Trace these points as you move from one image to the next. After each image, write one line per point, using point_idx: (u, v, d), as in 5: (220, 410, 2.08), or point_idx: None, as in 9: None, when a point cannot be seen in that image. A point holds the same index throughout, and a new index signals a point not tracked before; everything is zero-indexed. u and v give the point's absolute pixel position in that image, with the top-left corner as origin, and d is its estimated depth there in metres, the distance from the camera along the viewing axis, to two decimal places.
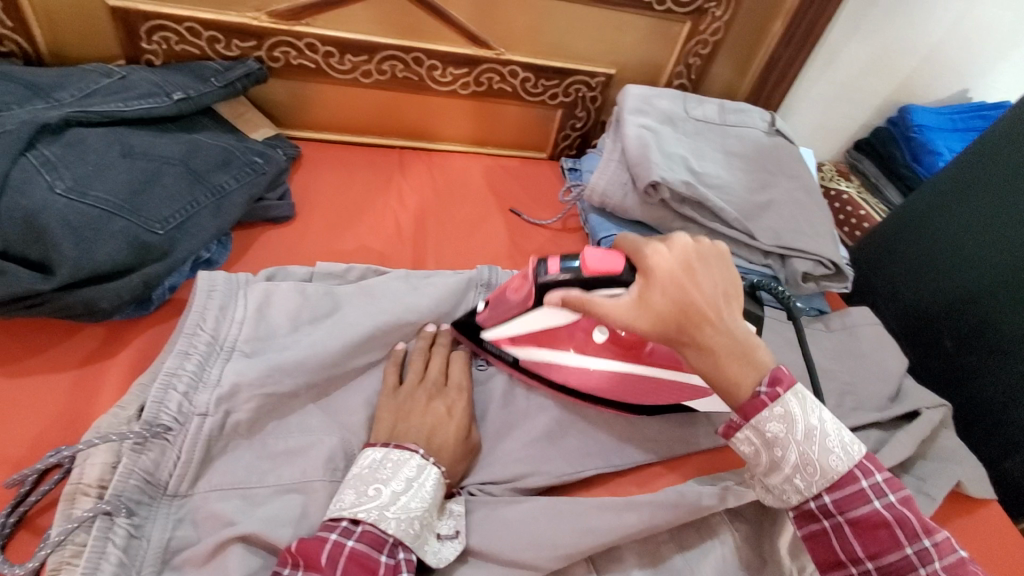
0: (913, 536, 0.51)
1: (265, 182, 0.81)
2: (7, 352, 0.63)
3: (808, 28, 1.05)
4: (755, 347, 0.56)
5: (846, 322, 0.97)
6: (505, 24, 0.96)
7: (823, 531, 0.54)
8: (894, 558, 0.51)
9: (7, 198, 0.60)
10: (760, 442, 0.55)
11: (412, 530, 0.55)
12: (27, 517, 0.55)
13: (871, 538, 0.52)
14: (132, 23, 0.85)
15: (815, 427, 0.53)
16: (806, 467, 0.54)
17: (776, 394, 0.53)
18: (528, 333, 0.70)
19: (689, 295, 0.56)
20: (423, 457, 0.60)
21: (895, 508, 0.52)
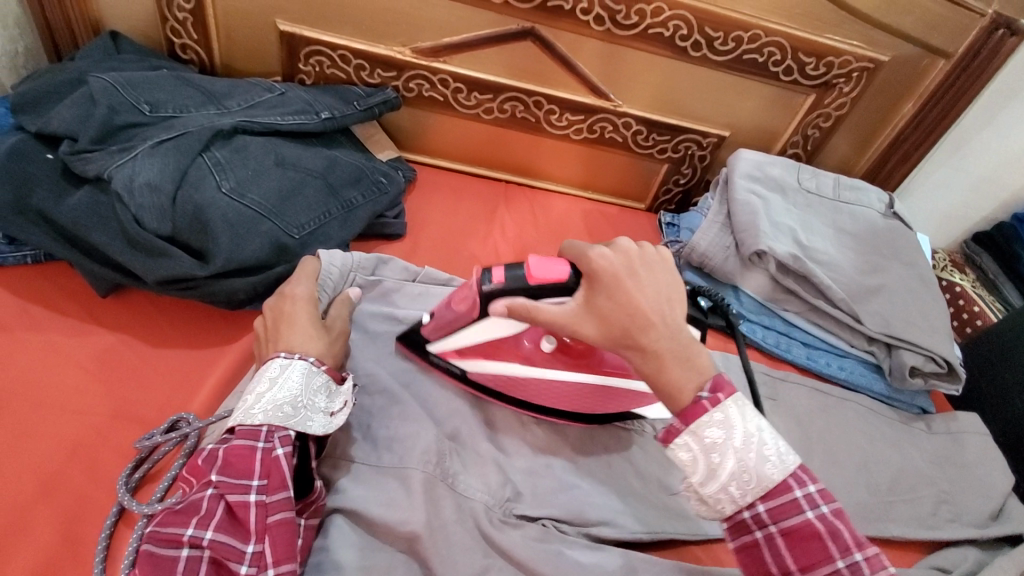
0: (845, 549, 0.49)
1: (386, 201, 0.87)
2: (155, 322, 0.70)
3: (942, 112, 1.03)
4: (696, 352, 0.55)
5: (953, 426, 0.89)
6: (629, 79, 0.99)
7: (755, 542, 0.51)
8: (825, 571, 0.49)
9: (184, 192, 0.69)
10: (700, 449, 0.52)
11: (282, 413, 0.57)
12: (153, 470, 0.60)
13: (802, 550, 0.50)
14: (294, 46, 0.95)
15: (755, 434, 0.52)
16: (742, 476, 0.51)
17: (717, 399, 0.52)
18: (474, 345, 0.68)
19: (630, 300, 0.55)
20: (285, 356, 0.61)
21: (829, 521, 0.50)
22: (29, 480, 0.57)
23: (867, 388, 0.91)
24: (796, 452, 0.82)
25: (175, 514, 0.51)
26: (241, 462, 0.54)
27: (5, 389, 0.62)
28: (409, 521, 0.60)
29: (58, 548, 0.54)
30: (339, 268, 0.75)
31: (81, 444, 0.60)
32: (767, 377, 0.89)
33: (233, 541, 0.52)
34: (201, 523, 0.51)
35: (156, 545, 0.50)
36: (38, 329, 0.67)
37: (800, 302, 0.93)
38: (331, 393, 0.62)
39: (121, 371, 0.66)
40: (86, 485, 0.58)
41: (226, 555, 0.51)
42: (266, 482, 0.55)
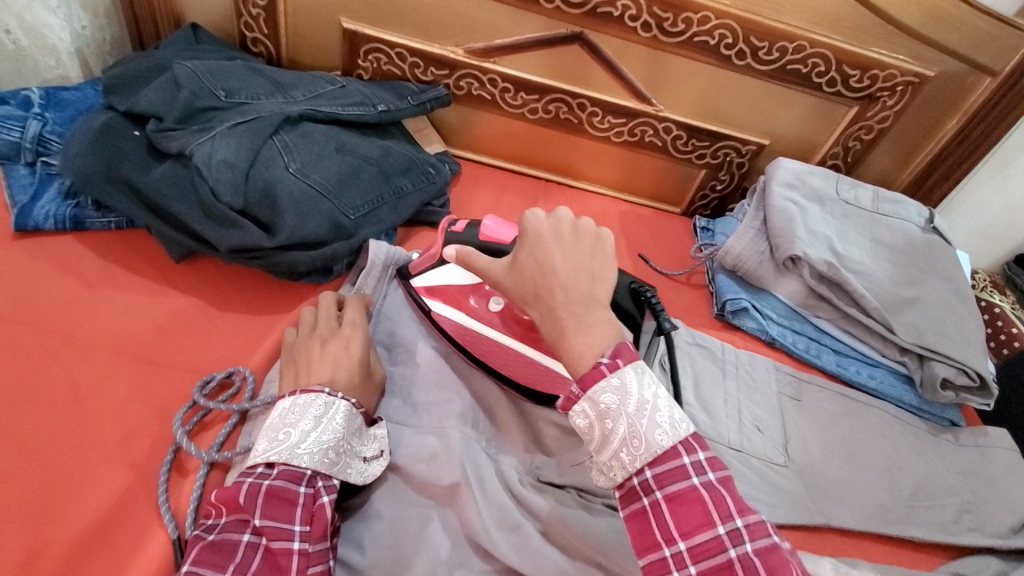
0: (726, 516, 0.47)
1: (434, 190, 0.91)
2: (221, 289, 0.76)
3: (986, 130, 1.02)
4: (603, 320, 0.53)
5: (983, 442, 0.89)
6: (671, 85, 1.02)
7: (643, 510, 0.49)
8: (704, 537, 0.47)
9: (257, 170, 0.76)
10: (595, 415, 0.50)
11: (327, 458, 0.58)
12: (206, 419, 0.66)
13: (684, 515, 0.48)
14: (356, 43, 1.01)
15: (649, 401, 0.50)
16: (631, 441, 0.49)
17: (614, 365, 0.50)
18: (443, 287, 0.76)
19: (546, 260, 0.55)
20: (329, 395, 0.62)
21: (713, 488, 0.48)
22: (108, 419, 0.63)
23: (896, 398, 0.91)
24: (818, 451, 0.83)
25: (212, 556, 0.51)
26: (284, 505, 0.55)
27: (89, 339, 0.68)
28: (447, 479, 0.64)
29: (133, 482, 0.60)
30: (382, 261, 0.80)
31: (154, 391, 0.66)
32: (793, 378, 0.90)
33: None
34: (239, 570, 0.51)
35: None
36: (118, 288, 0.73)
37: (832, 309, 0.94)
38: (366, 436, 0.64)
39: (189, 330, 0.72)
40: (159, 425, 0.64)
41: None
42: (309, 530, 0.55)
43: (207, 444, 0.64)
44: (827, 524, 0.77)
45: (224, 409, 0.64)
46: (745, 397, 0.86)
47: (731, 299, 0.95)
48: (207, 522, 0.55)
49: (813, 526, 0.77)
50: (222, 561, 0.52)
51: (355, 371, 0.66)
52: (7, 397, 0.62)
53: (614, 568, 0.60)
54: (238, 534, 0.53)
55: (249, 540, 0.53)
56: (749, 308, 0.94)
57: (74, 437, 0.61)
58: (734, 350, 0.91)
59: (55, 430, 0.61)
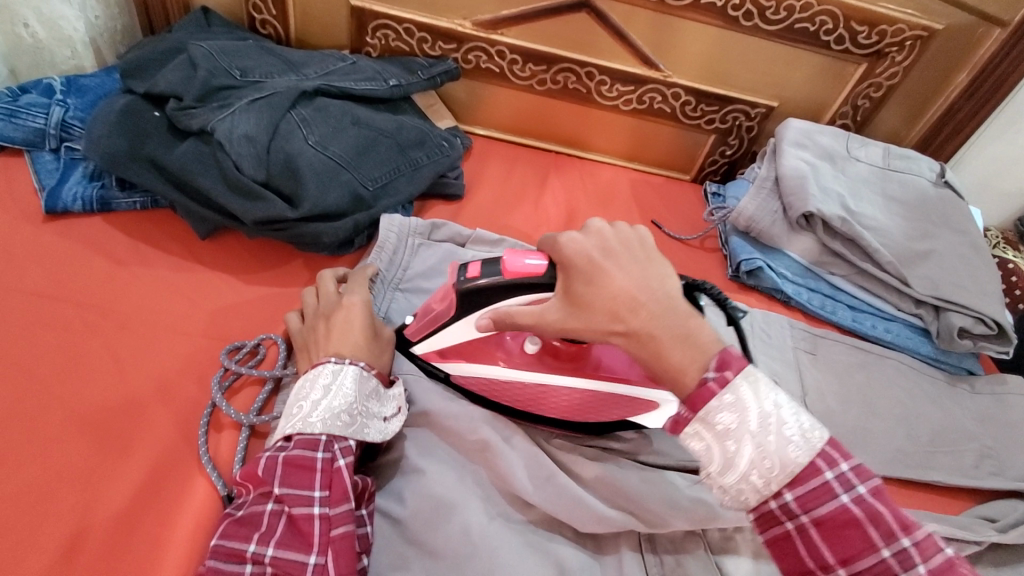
0: (890, 536, 0.46)
1: (449, 162, 0.92)
2: (246, 263, 0.78)
3: (997, 82, 1.02)
4: (697, 328, 0.52)
5: (1000, 389, 0.90)
6: (679, 49, 1.02)
7: (787, 535, 0.49)
8: (869, 562, 0.46)
9: (278, 143, 0.78)
10: (711, 437, 0.50)
11: (341, 421, 0.59)
12: (236, 384, 0.68)
13: (838, 539, 0.47)
14: (364, 20, 1.01)
15: (771, 413, 0.49)
16: (764, 462, 0.48)
17: (725, 379, 0.49)
18: (455, 345, 0.68)
19: (609, 282, 0.53)
20: (336, 362, 0.62)
21: (866, 503, 0.47)
22: (150, 386, 0.65)
23: (913, 349, 0.93)
24: (837, 403, 0.84)
25: (238, 527, 0.54)
26: (301, 473, 0.56)
27: (125, 313, 0.70)
28: (481, 429, 0.66)
29: (178, 443, 0.62)
30: (397, 234, 0.81)
31: (191, 360, 0.68)
32: (808, 334, 0.92)
33: (297, 554, 0.53)
34: (264, 539, 0.53)
35: (220, 559, 0.52)
36: (149, 264, 0.75)
37: (847, 266, 0.95)
38: (383, 397, 0.64)
39: (221, 302, 0.74)
40: (199, 391, 0.66)
41: (290, 568, 0.52)
42: (328, 494, 0.56)
43: (244, 407, 0.66)
44: None
45: (259, 374, 0.67)
46: (762, 353, 0.87)
47: (745, 259, 0.96)
48: (239, 499, 0.58)
49: None
50: (249, 533, 0.54)
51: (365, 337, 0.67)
52: (53, 368, 0.64)
53: (648, 517, 0.62)
54: (262, 505, 0.55)
55: (271, 510, 0.55)
56: (764, 268, 0.95)
57: (119, 405, 0.63)
58: (749, 309, 0.92)
59: (99, 397, 0.63)
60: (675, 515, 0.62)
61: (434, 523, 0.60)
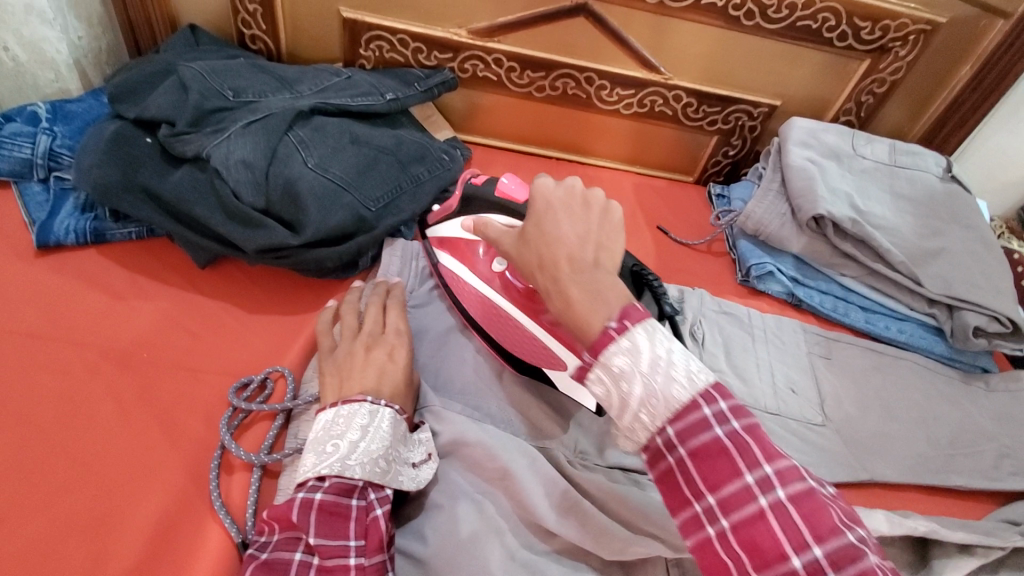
0: (754, 464, 0.44)
1: (450, 176, 0.89)
2: (249, 293, 0.76)
3: (1002, 73, 1.00)
4: (610, 287, 0.50)
5: (1015, 386, 0.89)
6: (679, 51, 1.00)
7: (669, 469, 0.46)
8: (733, 489, 0.44)
9: (276, 168, 0.76)
10: (611, 381, 0.47)
11: (378, 468, 0.58)
12: (246, 420, 0.66)
13: (711, 471, 0.45)
14: (357, 32, 0.99)
15: (664, 356, 0.47)
16: (650, 401, 0.46)
17: (623, 327, 0.47)
18: (450, 238, 0.77)
19: (553, 229, 0.54)
20: (372, 403, 0.61)
21: (738, 437, 0.45)
22: (157, 428, 0.63)
23: (927, 350, 0.92)
24: (853, 407, 0.83)
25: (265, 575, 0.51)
26: (337, 521, 0.54)
27: (125, 352, 0.68)
28: (500, 457, 0.65)
29: (188, 488, 0.60)
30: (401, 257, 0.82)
31: (197, 398, 0.66)
32: (821, 337, 0.91)
33: None
34: None
35: None
36: (148, 298, 0.73)
37: (858, 267, 0.94)
38: (412, 441, 0.64)
39: (222, 334, 0.72)
40: (207, 432, 0.64)
41: None
42: (364, 543, 0.55)
43: (255, 445, 0.64)
44: (871, 480, 0.77)
45: (269, 409, 0.65)
46: (776, 359, 0.86)
47: (756, 264, 0.95)
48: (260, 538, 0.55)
49: (857, 483, 0.78)
50: None
51: (386, 371, 0.65)
52: (55, 415, 0.62)
53: (674, 541, 0.61)
54: (290, 552, 0.53)
55: (301, 559, 0.53)
56: (774, 272, 0.94)
57: (125, 450, 0.61)
58: (760, 315, 0.91)
59: (105, 443, 0.61)
60: None
61: (456, 560, 0.59)
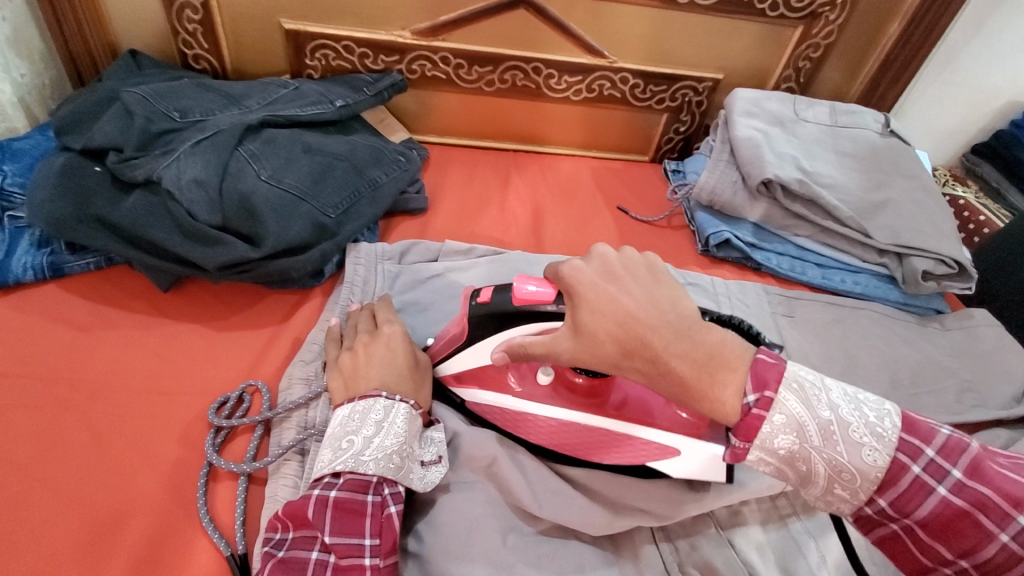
0: (1004, 519, 0.42)
1: (408, 176, 0.91)
2: (217, 310, 0.77)
3: (928, 27, 1.04)
4: (718, 343, 0.48)
5: (968, 323, 0.94)
6: (620, 34, 1.03)
7: (895, 535, 0.46)
8: (992, 552, 0.42)
9: (229, 183, 0.76)
10: (777, 460, 0.47)
11: (392, 464, 0.58)
12: (230, 434, 0.67)
13: (953, 536, 0.43)
14: (300, 42, 0.99)
15: (829, 418, 0.45)
16: (840, 475, 0.45)
17: (767, 400, 0.45)
18: (470, 371, 0.69)
19: (617, 306, 0.51)
20: (387, 398, 0.62)
21: (969, 491, 0.43)
22: (136, 453, 0.63)
23: (882, 298, 0.96)
24: (817, 359, 0.87)
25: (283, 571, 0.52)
26: (352, 519, 0.55)
27: (96, 382, 0.67)
28: (489, 447, 0.66)
29: (171, 508, 0.60)
30: (366, 262, 0.82)
31: (173, 420, 0.66)
32: (782, 297, 0.94)
33: None
34: None
35: None
36: (114, 327, 0.73)
37: (810, 226, 0.98)
38: (425, 440, 0.64)
39: (191, 355, 0.72)
40: (187, 452, 0.64)
41: None
42: (378, 543, 0.55)
43: (238, 457, 0.65)
44: None
45: (248, 422, 0.65)
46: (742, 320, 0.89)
47: (713, 233, 0.97)
48: (272, 538, 0.56)
49: None
50: None
51: (390, 360, 0.66)
52: (29, 450, 0.61)
53: (659, 511, 0.63)
54: (306, 552, 0.54)
55: (319, 559, 0.54)
56: (731, 239, 0.97)
57: (104, 478, 0.61)
58: (723, 282, 0.94)
59: (83, 474, 0.61)
60: (683, 505, 0.63)
61: (446, 548, 0.61)
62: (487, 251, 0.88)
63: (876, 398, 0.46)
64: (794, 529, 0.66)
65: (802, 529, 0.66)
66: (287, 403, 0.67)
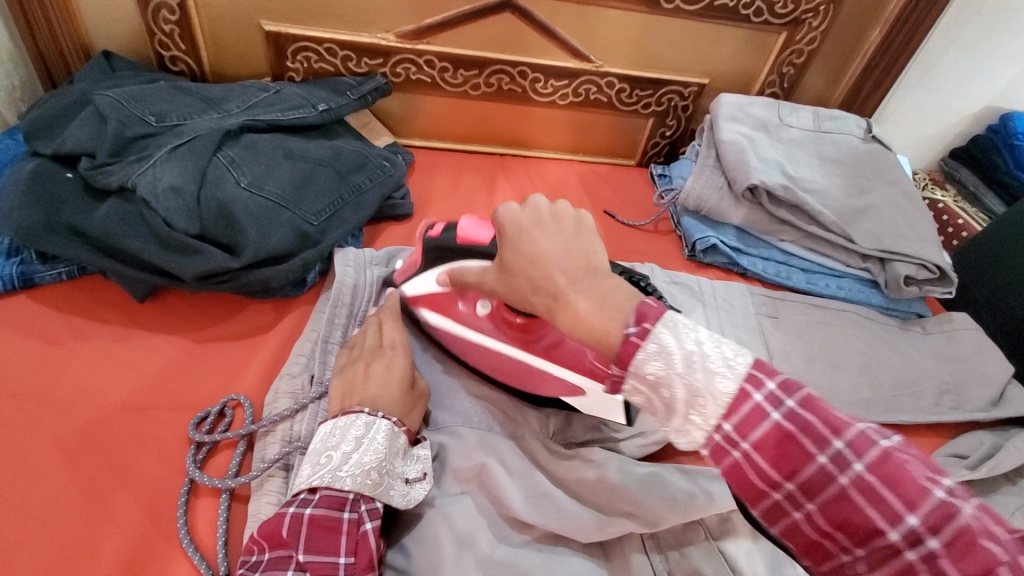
0: (823, 442, 0.39)
1: (393, 182, 0.89)
2: (197, 321, 0.75)
3: (909, 34, 1.05)
4: (616, 290, 0.46)
5: (948, 327, 0.95)
6: (606, 39, 1.02)
7: (733, 465, 0.42)
8: (811, 472, 0.39)
9: (207, 191, 0.74)
10: (648, 390, 0.43)
11: (369, 480, 0.56)
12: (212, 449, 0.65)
13: (778, 459, 0.40)
14: (282, 44, 0.97)
15: (695, 350, 0.42)
16: (696, 402, 0.42)
17: (643, 331, 0.42)
18: (423, 295, 0.74)
19: (533, 249, 0.50)
20: (369, 414, 0.60)
21: (798, 417, 0.40)
22: (111, 472, 0.61)
23: (866, 302, 0.97)
24: (801, 362, 0.87)
25: None
26: (329, 537, 0.53)
27: (68, 397, 0.65)
28: (474, 454, 0.66)
29: (147, 528, 0.58)
30: (354, 267, 0.80)
31: (151, 436, 0.64)
32: (768, 299, 0.95)
33: None
34: None
35: None
36: (87, 339, 0.70)
37: (795, 231, 0.99)
38: (410, 456, 0.62)
39: (168, 368, 0.70)
40: (165, 469, 0.62)
41: None
42: (354, 561, 0.54)
43: (219, 473, 0.63)
44: None
45: (230, 437, 0.64)
46: (727, 322, 0.89)
47: (700, 239, 0.98)
48: (249, 558, 0.54)
49: None
50: None
51: (392, 383, 0.65)
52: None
53: (647, 517, 0.62)
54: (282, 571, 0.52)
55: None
56: (717, 244, 0.98)
57: (77, 498, 0.59)
58: (709, 283, 0.94)
59: (55, 493, 0.59)
60: (669, 512, 0.62)
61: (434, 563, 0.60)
62: None
63: None
64: None
65: None
66: (271, 416, 0.66)
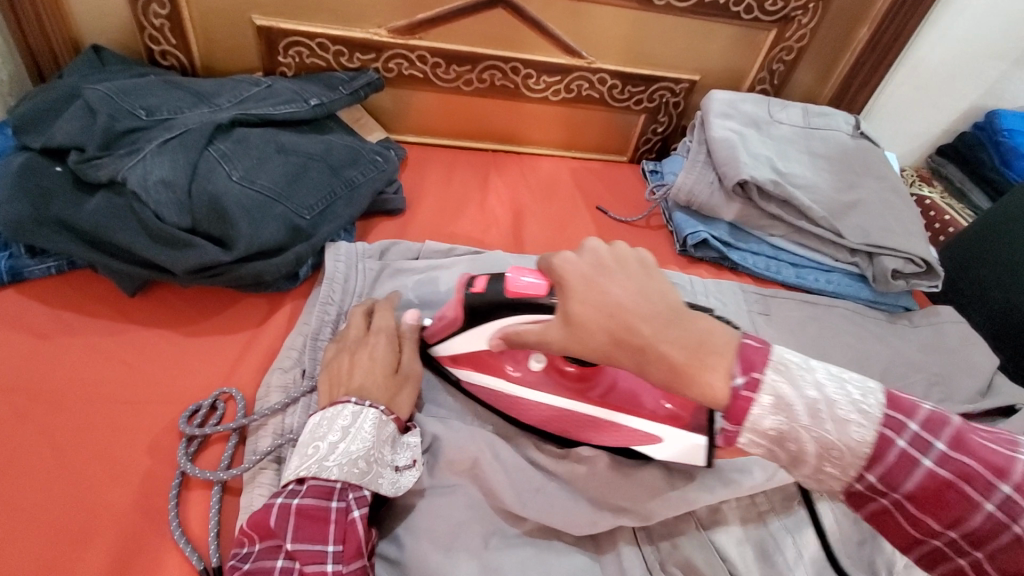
0: (987, 489, 0.43)
1: (386, 176, 0.89)
2: (188, 315, 0.74)
3: (896, 32, 1.07)
4: (707, 331, 0.47)
5: (935, 320, 0.97)
6: (598, 35, 1.03)
7: (884, 509, 0.47)
8: (978, 519, 0.43)
9: (199, 185, 0.73)
10: (768, 441, 0.47)
11: (357, 469, 0.57)
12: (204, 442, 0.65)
13: (940, 508, 0.44)
14: (273, 39, 0.96)
15: (814, 396, 0.45)
16: (829, 452, 0.45)
17: (755, 381, 0.45)
18: (468, 353, 0.69)
19: (608, 296, 0.49)
20: (356, 404, 0.61)
21: (953, 462, 0.44)
22: (101, 465, 0.61)
23: (854, 296, 0.98)
24: None
25: None
26: (316, 526, 0.54)
27: (58, 391, 0.65)
28: (470, 448, 0.66)
29: (139, 522, 0.58)
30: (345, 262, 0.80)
31: (141, 429, 0.64)
32: (759, 295, 0.96)
33: None
34: None
35: None
36: (77, 333, 0.70)
37: (784, 226, 0.99)
38: (400, 445, 0.62)
39: (159, 362, 0.69)
40: (155, 462, 0.62)
41: None
42: (342, 549, 0.54)
43: (211, 466, 0.63)
44: None
45: (222, 430, 0.64)
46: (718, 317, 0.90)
47: (691, 233, 0.98)
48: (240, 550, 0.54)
49: None
50: None
51: (376, 371, 0.65)
52: None
53: (640, 511, 0.63)
54: (272, 560, 0.52)
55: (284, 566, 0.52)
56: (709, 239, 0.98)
57: (66, 491, 0.58)
58: (701, 280, 0.95)
59: (44, 486, 0.58)
60: (663, 504, 0.63)
61: (427, 554, 0.60)
62: (468, 250, 0.87)
63: (860, 375, 0.47)
64: (772, 527, 0.66)
65: (779, 527, 0.67)
66: (264, 409, 0.66)
